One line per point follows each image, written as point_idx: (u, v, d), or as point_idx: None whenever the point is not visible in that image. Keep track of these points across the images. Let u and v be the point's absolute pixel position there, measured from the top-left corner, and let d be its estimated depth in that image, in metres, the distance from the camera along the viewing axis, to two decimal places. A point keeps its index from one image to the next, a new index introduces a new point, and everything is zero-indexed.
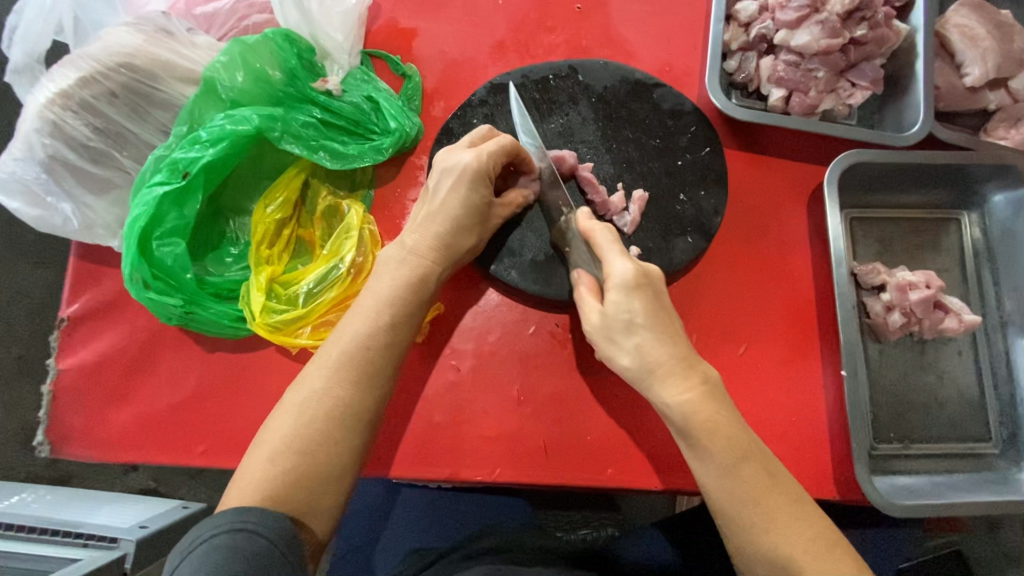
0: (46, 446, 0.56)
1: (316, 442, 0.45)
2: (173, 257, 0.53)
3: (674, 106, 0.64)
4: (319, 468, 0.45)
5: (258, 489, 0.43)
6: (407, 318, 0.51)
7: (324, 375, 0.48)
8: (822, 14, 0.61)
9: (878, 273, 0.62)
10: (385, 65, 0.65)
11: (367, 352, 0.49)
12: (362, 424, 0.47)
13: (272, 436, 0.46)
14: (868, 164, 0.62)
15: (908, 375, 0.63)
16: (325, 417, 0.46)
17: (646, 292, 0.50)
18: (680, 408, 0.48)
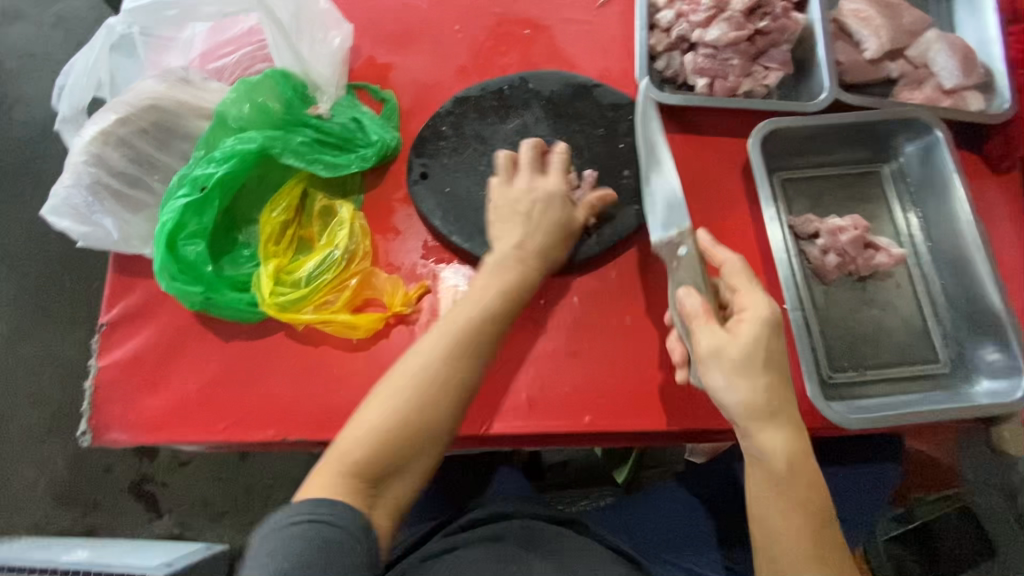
0: (89, 433, 0.64)
1: (408, 430, 0.52)
2: (196, 253, 0.63)
3: (612, 101, 0.74)
4: (400, 449, 0.52)
5: (372, 442, 0.51)
6: (494, 322, 0.58)
7: (442, 344, 0.56)
8: (726, 13, 0.73)
9: (810, 222, 0.71)
10: (367, 94, 0.77)
11: (477, 335, 0.57)
12: (448, 414, 0.54)
13: (369, 415, 0.53)
14: (787, 130, 0.71)
15: (854, 310, 0.69)
16: (415, 401, 0.53)
17: (778, 334, 0.55)
18: (761, 444, 0.54)
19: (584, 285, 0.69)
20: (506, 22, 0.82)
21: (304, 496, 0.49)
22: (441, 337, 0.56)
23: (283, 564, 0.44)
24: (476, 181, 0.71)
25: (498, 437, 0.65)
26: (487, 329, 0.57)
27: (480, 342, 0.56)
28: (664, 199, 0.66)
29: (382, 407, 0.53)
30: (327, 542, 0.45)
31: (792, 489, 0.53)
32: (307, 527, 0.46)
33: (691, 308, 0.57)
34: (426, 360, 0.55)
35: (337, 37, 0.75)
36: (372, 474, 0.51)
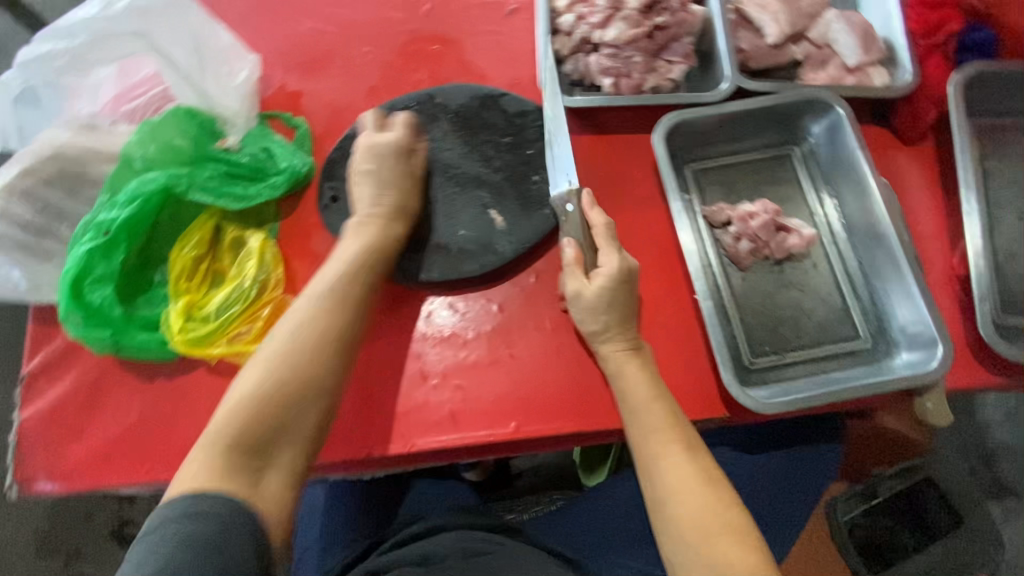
0: (15, 486, 0.64)
1: (273, 391, 0.55)
2: (103, 298, 0.63)
3: (519, 108, 0.75)
4: (277, 412, 0.55)
5: (244, 411, 0.54)
6: (357, 280, 0.62)
7: (307, 308, 0.59)
8: (623, 11, 0.74)
9: (722, 210, 0.71)
10: (279, 122, 0.77)
11: (342, 291, 0.61)
12: (322, 367, 0.57)
13: (242, 386, 0.56)
14: (690, 122, 0.72)
15: (772, 294, 0.70)
16: (279, 367, 0.56)
17: (628, 285, 0.62)
18: (605, 361, 0.62)
19: (502, 293, 0.69)
20: (415, 39, 0.83)
21: (193, 486, 0.51)
22: (304, 301, 0.60)
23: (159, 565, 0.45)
24: None
25: (426, 453, 0.65)
26: (349, 282, 0.61)
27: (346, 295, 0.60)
28: (556, 147, 0.69)
29: (250, 376, 0.56)
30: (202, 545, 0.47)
31: (639, 388, 0.59)
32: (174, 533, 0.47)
33: (567, 256, 0.64)
34: (288, 325, 0.58)
35: (243, 71, 0.76)
36: (249, 442, 0.53)
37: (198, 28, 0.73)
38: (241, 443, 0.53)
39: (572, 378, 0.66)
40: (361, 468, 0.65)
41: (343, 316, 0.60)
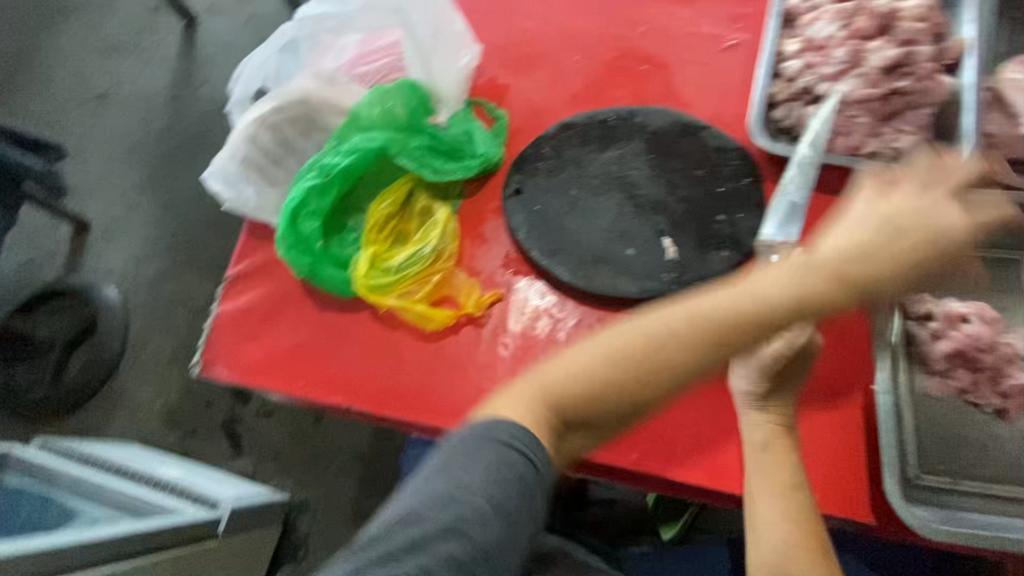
0: (199, 365, 0.74)
1: (632, 366, 0.54)
2: (312, 229, 0.72)
3: (719, 144, 0.73)
4: (595, 392, 0.55)
5: (548, 387, 0.55)
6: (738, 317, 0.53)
7: (676, 320, 0.55)
8: (861, 69, 0.70)
9: (924, 301, 0.64)
10: (483, 111, 0.83)
11: (723, 312, 0.53)
12: (656, 380, 0.53)
13: (565, 362, 0.58)
14: (912, 197, 0.66)
15: (960, 410, 0.62)
16: (607, 367, 0.55)
17: (799, 359, 0.58)
18: (748, 423, 0.59)
19: None
20: (626, 57, 0.84)
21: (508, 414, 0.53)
22: (722, 296, 0.57)
23: (490, 477, 0.50)
24: (565, 203, 0.72)
25: None
26: (784, 297, 0.54)
27: (770, 305, 0.52)
28: (788, 199, 0.64)
29: (582, 353, 0.57)
30: (525, 480, 0.51)
31: (775, 457, 0.57)
32: (512, 466, 0.50)
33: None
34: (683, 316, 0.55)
35: (467, 58, 0.83)
36: (564, 411, 0.54)
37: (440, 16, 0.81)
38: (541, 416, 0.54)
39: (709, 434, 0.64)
40: None
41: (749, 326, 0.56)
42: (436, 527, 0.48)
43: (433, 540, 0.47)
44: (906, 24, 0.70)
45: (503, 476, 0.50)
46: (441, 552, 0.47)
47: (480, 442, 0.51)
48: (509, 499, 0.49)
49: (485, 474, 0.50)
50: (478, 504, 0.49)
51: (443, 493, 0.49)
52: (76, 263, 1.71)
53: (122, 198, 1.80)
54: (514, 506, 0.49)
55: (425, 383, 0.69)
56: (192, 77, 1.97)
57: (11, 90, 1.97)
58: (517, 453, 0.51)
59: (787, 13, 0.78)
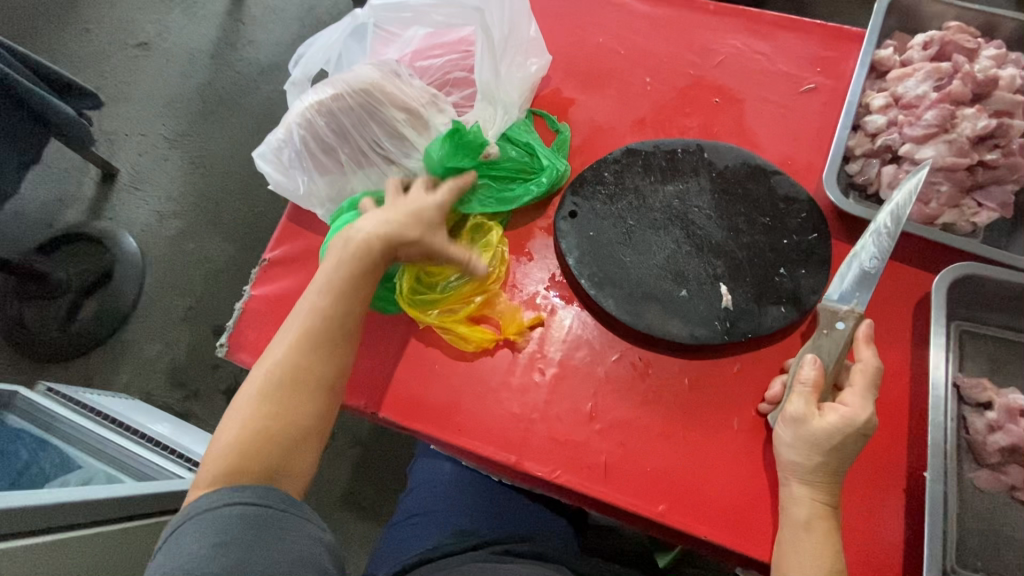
0: (225, 347, 0.72)
1: (273, 409, 0.58)
2: None
3: (788, 193, 0.71)
4: (274, 442, 0.57)
5: (234, 438, 0.57)
6: (320, 339, 0.61)
7: (285, 347, 0.61)
8: (951, 135, 0.66)
9: (984, 389, 0.62)
10: (545, 122, 0.80)
11: (322, 324, 0.62)
12: (264, 413, 0.58)
13: (232, 422, 0.58)
14: (985, 279, 0.63)
15: (1007, 506, 0.59)
16: (273, 397, 0.59)
17: (854, 438, 0.56)
18: (791, 496, 0.58)
19: (697, 368, 0.67)
20: (699, 85, 0.81)
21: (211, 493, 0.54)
22: (320, 309, 0.62)
23: (213, 538, 0.50)
24: (620, 232, 0.70)
25: (565, 490, 0.64)
26: (345, 328, 0.63)
27: (319, 333, 0.61)
28: (859, 266, 0.63)
29: (250, 406, 0.58)
30: (248, 517, 0.52)
31: (813, 532, 0.56)
32: (223, 520, 0.51)
33: (804, 376, 0.59)
34: (273, 365, 0.60)
35: (534, 66, 0.80)
36: (249, 465, 0.55)
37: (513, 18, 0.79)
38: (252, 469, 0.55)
39: (743, 494, 0.62)
40: (499, 470, 0.67)
41: (338, 351, 0.62)
42: None
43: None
44: (1002, 96, 0.68)
45: (218, 533, 0.50)
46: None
47: (179, 531, 0.51)
48: (213, 548, 0.49)
49: (172, 553, 0.49)
50: (205, 560, 0.48)
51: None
52: (100, 209, 1.70)
53: (152, 149, 1.78)
54: (220, 547, 0.49)
55: (454, 399, 0.67)
56: (237, 37, 1.95)
57: (56, 26, 1.96)
58: (220, 503, 0.52)
59: (874, 65, 0.75)
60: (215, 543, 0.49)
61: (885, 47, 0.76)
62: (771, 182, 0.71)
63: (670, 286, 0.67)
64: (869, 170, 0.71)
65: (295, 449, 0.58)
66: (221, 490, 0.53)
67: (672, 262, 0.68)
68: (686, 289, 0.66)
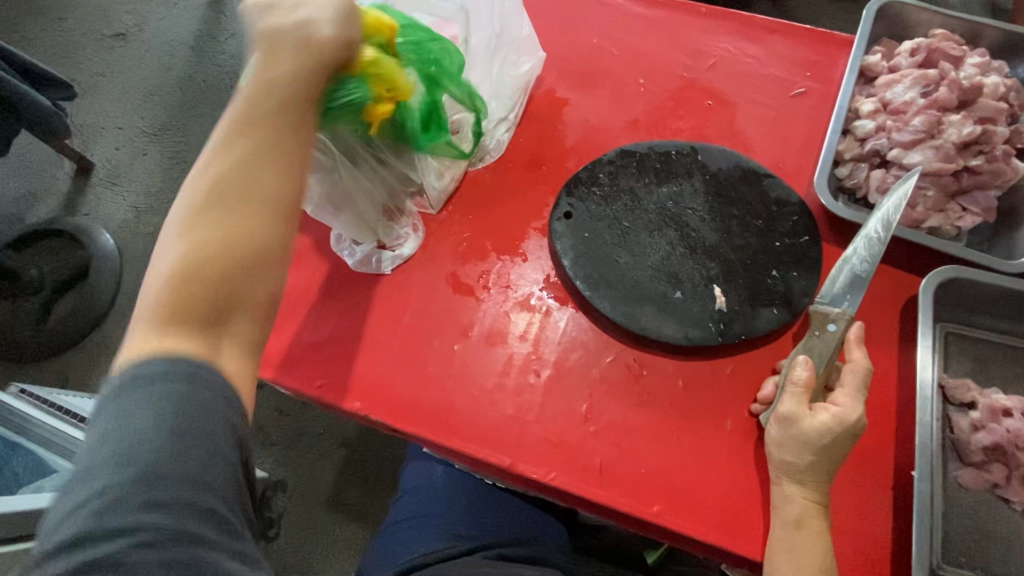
0: None
1: (202, 237, 0.45)
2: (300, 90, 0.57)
3: (780, 196, 0.71)
4: (211, 285, 0.45)
5: (161, 276, 0.44)
6: (255, 149, 0.47)
7: (209, 162, 0.47)
8: (937, 141, 0.68)
9: (968, 389, 0.64)
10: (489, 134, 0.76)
11: (253, 137, 0.47)
12: (195, 241, 0.45)
13: (153, 273, 0.45)
14: (970, 282, 0.64)
15: (990, 504, 0.61)
16: (201, 225, 0.45)
17: (845, 437, 0.57)
18: (783, 495, 0.59)
19: (691, 369, 0.67)
20: (692, 87, 0.81)
21: (144, 354, 0.42)
22: (248, 118, 0.48)
23: (168, 423, 0.40)
24: (615, 233, 0.70)
25: (560, 494, 0.63)
26: (288, 137, 0.49)
27: (250, 145, 0.47)
28: (850, 270, 0.64)
29: (179, 235, 0.45)
30: (210, 402, 0.42)
31: (805, 531, 0.56)
32: (184, 401, 0.41)
33: (796, 376, 0.60)
34: (203, 187, 0.46)
35: (528, 65, 0.80)
36: (189, 314, 0.44)
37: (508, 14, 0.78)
38: (194, 311, 0.44)
39: (736, 495, 0.62)
40: (492, 473, 0.66)
41: (269, 172, 0.47)
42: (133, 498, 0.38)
43: (116, 535, 0.37)
44: (986, 102, 0.69)
45: (171, 414, 0.40)
46: (138, 534, 0.37)
47: (122, 401, 0.40)
48: (172, 444, 0.39)
49: (107, 430, 0.39)
50: (161, 455, 0.39)
51: (86, 472, 0.38)
52: (74, 204, 1.65)
53: (130, 143, 1.73)
54: (178, 441, 0.40)
55: (448, 401, 0.66)
56: (218, 29, 1.90)
57: (29, 15, 1.89)
58: (176, 376, 0.42)
59: (863, 71, 0.77)
60: (172, 431, 0.40)
61: (873, 53, 0.78)
62: (763, 186, 0.72)
63: (665, 287, 0.67)
64: (859, 174, 0.72)
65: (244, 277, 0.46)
66: (150, 356, 0.42)
67: (666, 262, 0.68)
68: (680, 290, 0.67)
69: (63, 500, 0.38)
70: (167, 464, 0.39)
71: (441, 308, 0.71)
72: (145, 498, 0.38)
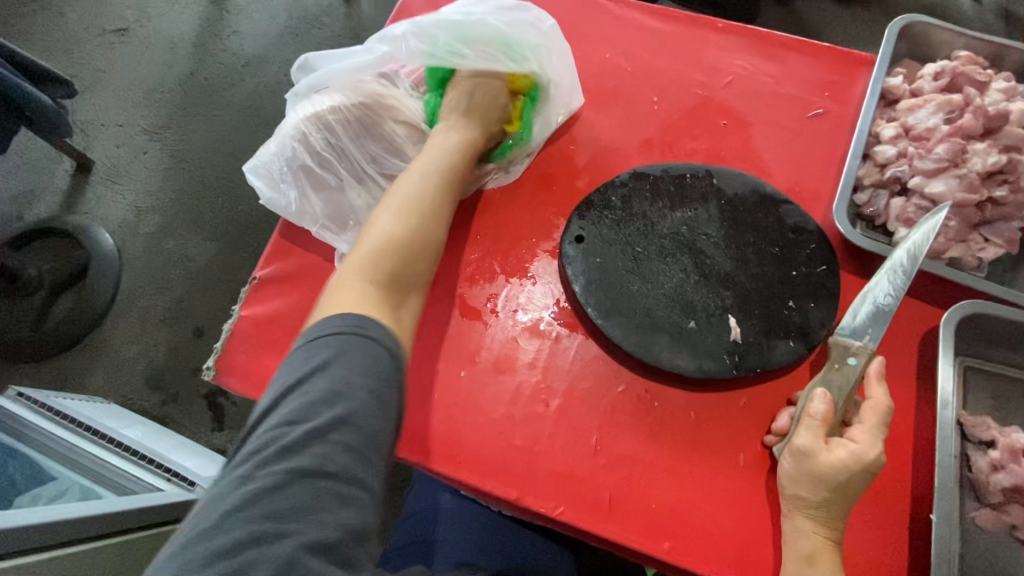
0: (212, 371, 0.68)
1: (406, 225, 0.62)
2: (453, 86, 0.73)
3: (797, 222, 0.70)
4: (403, 271, 0.60)
5: (371, 248, 0.59)
6: (444, 173, 0.67)
7: (415, 175, 0.66)
8: (960, 170, 0.66)
9: (988, 427, 0.62)
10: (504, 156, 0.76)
11: (446, 164, 0.68)
12: (395, 226, 0.61)
13: (361, 247, 0.60)
14: (991, 317, 0.63)
15: (1007, 546, 0.59)
16: (406, 216, 0.62)
17: (864, 477, 0.56)
18: (797, 532, 0.57)
19: (703, 401, 0.65)
20: (707, 106, 0.79)
21: (337, 312, 0.53)
22: (443, 150, 0.69)
23: (369, 375, 0.49)
24: (628, 259, 0.68)
25: (568, 527, 0.62)
26: (459, 178, 0.68)
27: (444, 168, 0.67)
28: (872, 303, 0.62)
29: (384, 224, 0.61)
30: (395, 366, 0.52)
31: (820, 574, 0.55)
32: (384, 362, 0.51)
33: (813, 411, 0.58)
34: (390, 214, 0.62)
35: (557, 112, 0.77)
36: (384, 275, 0.58)
37: (542, 53, 0.74)
38: (386, 280, 0.58)
39: (748, 532, 0.61)
40: (498, 503, 0.64)
41: (437, 207, 0.65)
42: (336, 429, 0.47)
43: (311, 442, 0.46)
44: (1012, 130, 0.68)
45: (374, 368, 0.50)
46: (321, 453, 0.46)
47: (341, 338, 0.51)
48: (367, 398, 0.49)
49: (322, 356, 0.50)
50: (355, 397, 0.48)
51: (301, 381, 0.49)
52: (74, 203, 1.62)
53: (131, 142, 1.71)
54: (369, 402, 0.49)
55: (454, 428, 0.65)
56: (221, 26, 1.87)
57: (29, 9, 1.86)
58: (373, 338, 0.51)
59: (884, 93, 0.75)
60: (369, 385, 0.49)
61: (894, 75, 0.76)
62: (779, 213, 0.70)
63: (678, 316, 0.65)
64: (879, 201, 0.70)
65: (418, 261, 0.61)
66: (334, 315, 0.53)
67: (680, 291, 0.66)
68: (694, 320, 0.65)
69: (280, 396, 0.49)
70: (354, 405, 0.48)
71: (448, 332, 0.69)
72: (335, 425, 0.47)
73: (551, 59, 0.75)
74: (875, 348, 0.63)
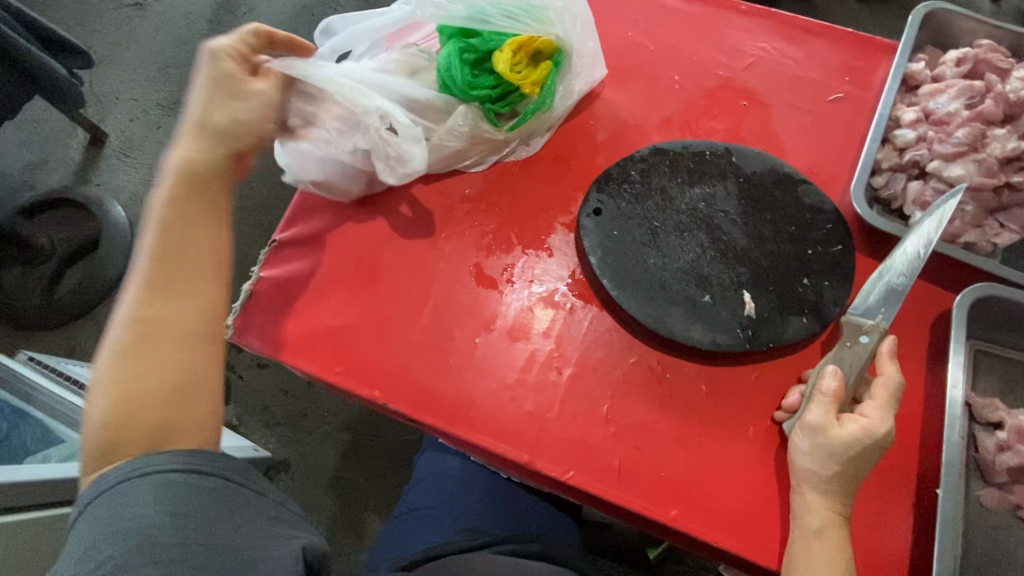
0: (230, 330, 0.69)
1: (148, 344, 0.55)
2: (486, 40, 0.72)
3: (815, 203, 0.70)
4: (161, 342, 0.55)
5: (104, 424, 0.52)
6: (191, 232, 0.59)
7: (135, 292, 0.57)
8: (980, 155, 0.67)
9: (995, 409, 0.62)
10: (524, 124, 0.75)
11: (160, 209, 0.59)
12: (128, 350, 0.54)
13: (95, 406, 0.53)
14: (1004, 301, 0.63)
15: (1011, 525, 0.60)
16: (132, 339, 0.55)
17: (872, 450, 0.56)
18: (804, 504, 0.58)
19: (716, 375, 0.66)
20: (726, 87, 0.80)
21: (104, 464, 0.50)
22: (173, 208, 0.60)
23: (170, 502, 0.46)
24: (645, 233, 0.69)
25: (577, 491, 0.63)
26: (205, 242, 0.60)
27: (191, 222, 0.60)
28: (886, 283, 0.63)
29: (104, 393, 0.53)
30: (202, 486, 0.48)
31: (824, 543, 0.56)
32: (187, 481, 0.48)
33: (825, 386, 0.59)
34: (124, 320, 0.55)
35: (579, 83, 0.77)
36: (143, 424, 0.52)
37: (565, 21, 0.74)
38: (140, 414, 0.52)
39: (755, 503, 0.62)
40: (508, 467, 0.66)
41: (185, 290, 0.57)
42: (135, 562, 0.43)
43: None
44: None
45: (168, 501, 0.46)
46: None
47: (118, 491, 0.47)
48: (198, 482, 0.48)
49: (99, 529, 0.44)
50: (156, 529, 0.44)
51: (94, 543, 0.44)
52: (86, 174, 1.63)
53: (144, 115, 1.71)
54: (203, 485, 0.49)
55: (467, 394, 0.66)
56: (236, 3, 1.87)
57: None
58: (168, 473, 0.48)
59: (906, 78, 0.75)
60: (177, 511, 0.46)
61: (917, 60, 0.76)
62: (797, 193, 0.71)
63: (696, 291, 0.66)
64: (897, 183, 0.70)
65: (182, 395, 0.54)
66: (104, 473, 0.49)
67: (696, 265, 0.67)
68: (710, 294, 0.66)
69: None
70: (158, 533, 0.44)
71: (464, 300, 0.70)
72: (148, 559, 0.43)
73: (574, 27, 0.75)
74: (887, 328, 0.64)
